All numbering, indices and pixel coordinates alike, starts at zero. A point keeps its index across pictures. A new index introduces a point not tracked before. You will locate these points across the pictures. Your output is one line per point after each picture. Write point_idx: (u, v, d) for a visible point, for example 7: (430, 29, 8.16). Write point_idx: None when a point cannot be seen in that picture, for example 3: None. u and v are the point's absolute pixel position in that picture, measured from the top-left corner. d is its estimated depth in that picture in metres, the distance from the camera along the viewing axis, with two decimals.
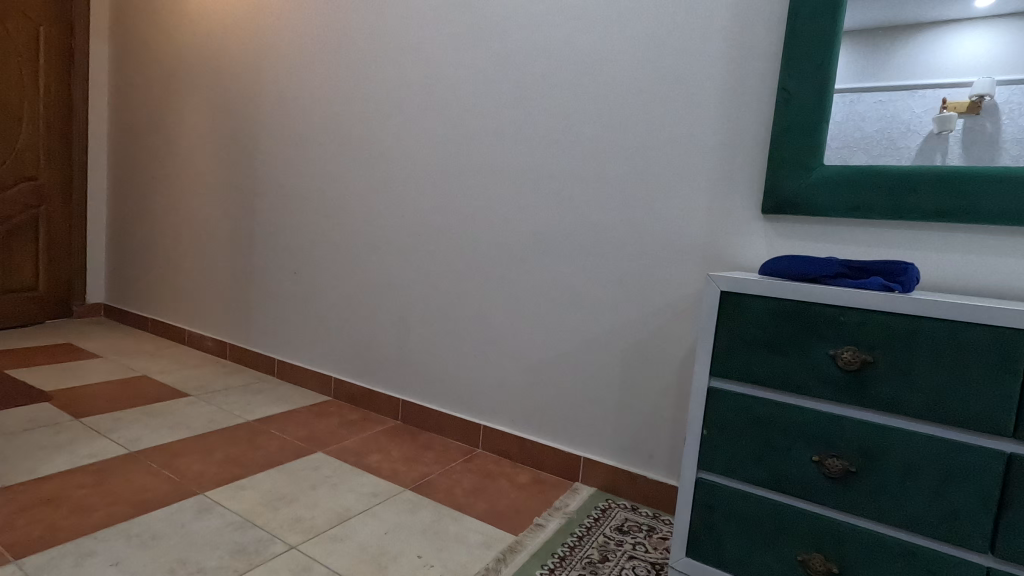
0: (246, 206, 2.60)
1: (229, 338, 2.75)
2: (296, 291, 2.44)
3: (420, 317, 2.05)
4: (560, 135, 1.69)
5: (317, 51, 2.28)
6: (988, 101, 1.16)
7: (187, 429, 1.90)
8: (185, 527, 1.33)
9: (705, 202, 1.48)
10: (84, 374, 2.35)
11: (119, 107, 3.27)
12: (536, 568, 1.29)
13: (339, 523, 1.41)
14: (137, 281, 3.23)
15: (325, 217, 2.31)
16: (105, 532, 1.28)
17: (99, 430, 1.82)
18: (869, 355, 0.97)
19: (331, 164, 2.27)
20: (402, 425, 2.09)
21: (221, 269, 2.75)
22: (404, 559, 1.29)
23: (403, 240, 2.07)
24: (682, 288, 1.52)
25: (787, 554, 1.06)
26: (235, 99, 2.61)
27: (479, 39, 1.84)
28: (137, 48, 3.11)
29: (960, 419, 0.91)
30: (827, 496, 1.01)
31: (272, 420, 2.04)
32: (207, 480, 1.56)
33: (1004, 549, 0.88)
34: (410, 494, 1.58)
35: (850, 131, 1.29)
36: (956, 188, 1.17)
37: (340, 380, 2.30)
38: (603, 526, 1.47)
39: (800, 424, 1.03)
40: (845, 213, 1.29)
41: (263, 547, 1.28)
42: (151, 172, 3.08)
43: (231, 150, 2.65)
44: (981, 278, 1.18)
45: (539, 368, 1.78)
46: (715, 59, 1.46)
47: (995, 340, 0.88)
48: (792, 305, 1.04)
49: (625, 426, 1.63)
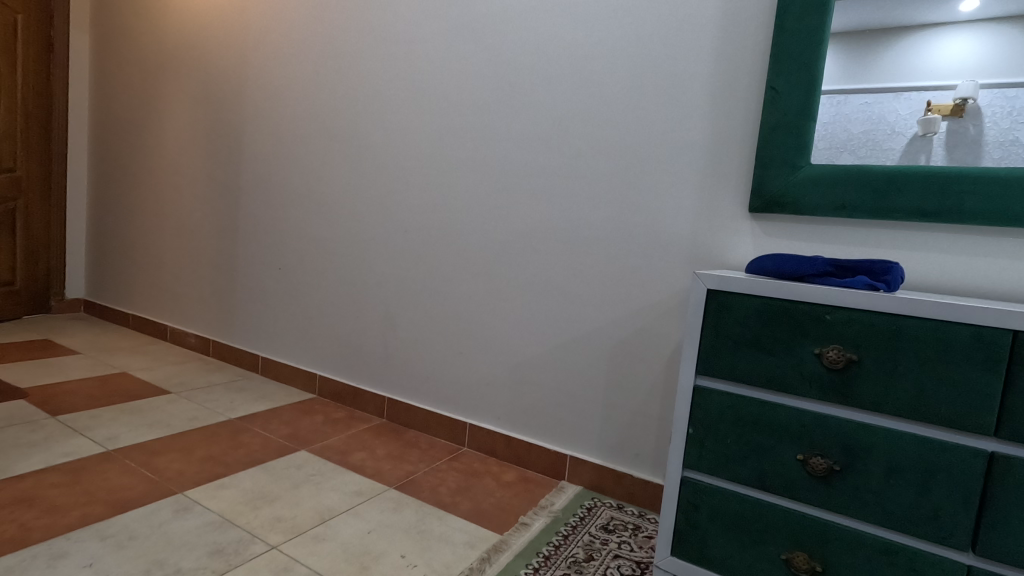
0: (230, 200, 2.56)
1: (212, 335, 2.71)
2: (280, 287, 2.41)
3: (406, 315, 2.03)
4: (549, 131, 1.68)
5: (303, 45, 2.24)
6: (972, 104, 1.17)
7: (166, 427, 1.86)
8: (163, 527, 1.30)
9: (693, 200, 1.48)
10: (61, 371, 2.29)
11: (100, 100, 3.20)
12: (521, 568, 1.27)
13: (321, 523, 1.38)
14: (119, 276, 3.17)
15: (310, 212, 2.28)
16: (79, 533, 1.25)
17: (75, 428, 1.78)
18: (854, 354, 0.97)
19: (317, 160, 2.24)
20: (387, 424, 2.07)
21: (204, 264, 2.70)
22: (387, 559, 1.27)
23: (388, 237, 2.05)
24: (669, 286, 1.52)
25: (771, 553, 1.05)
26: (220, 92, 2.56)
27: (467, 35, 1.81)
28: (118, 39, 3.04)
29: (944, 418, 0.91)
30: (811, 495, 1.01)
31: (255, 418, 2.01)
32: (186, 479, 1.53)
33: (986, 547, 0.88)
34: (394, 493, 1.56)
35: (837, 132, 1.29)
36: (940, 189, 1.17)
37: (324, 377, 2.28)
38: (589, 525, 1.46)
39: (785, 423, 1.03)
40: (832, 213, 1.29)
41: (242, 547, 1.25)
42: (133, 166, 3.02)
43: (216, 145, 2.61)
44: (965, 278, 1.18)
45: (526, 366, 1.77)
46: (703, 58, 1.45)
47: (978, 340, 0.88)
48: (779, 304, 1.04)
49: (611, 424, 1.63)
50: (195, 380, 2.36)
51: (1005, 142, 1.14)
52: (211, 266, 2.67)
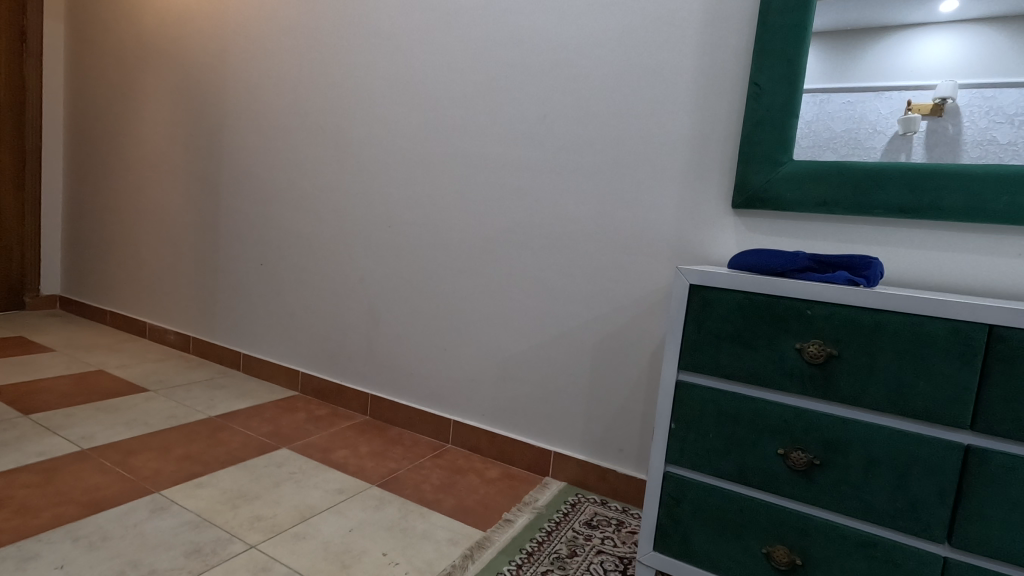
0: (209, 192, 2.52)
1: (192, 332, 2.66)
2: (261, 282, 2.37)
3: (390, 311, 2.01)
4: (532, 126, 1.67)
5: (284, 36, 2.20)
6: (951, 103, 1.18)
7: (143, 425, 1.82)
8: (138, 526, 1.28)
9: (676, 196, 1.48)
10: (35, 369, 2.24)
11: (75, 91, 3.13)
12: (503, 565, 1.27)
13: (301, 522, 1.36)
14: (96, 273, 3.10)
15: (292, 206, 2.24)
16: (50, 534, 1.22)
17: (48, 427, 1.74)
18: (834, 348, 0.98)
19: (299, 154, 2.21)
20: (371, 421, 2.05)
21: (183, 257, 2.66)
22: (369, 557, 1.26)
23: (371, 231, 2.03)
24: (652, 283, 1.52)
25: (753, 547, 1.06)
26: (200, 85, 2.51)
27: (451, 27, 1.80)
28: (94, 29, 2.97)
29: (921, 411, 0.92)
30: (792, 488, 1.02)
31: (235, 417, 1.97)
32: (163, 478, 1.50)
33: (962, 539, 0.89)
34: (376, 490, 1.55)
35: (820, 130, 1.30)
36: (920, 186, 1.18)
37: (306, 374, 2.25)
38: (573, 520, 1.46)
39: (766, 417, 1.04)
40: (813, 209, 1.30)
41: (219, 547, 1.23)
42: (109, 158, 2.96)
43: (195, 137, 2.56)
44: (943, 273, 1.20)
45: (510, 363, 1.76)
46: (687, 53, 1.45)
47: (955, 334, 0.89)
48: (761, 298, 1.04)
49: (595, 420, 1.62)
50: (174, 377, 2.31)
51: (983, 141, 1.15)
52: (191, 261, 2.63)
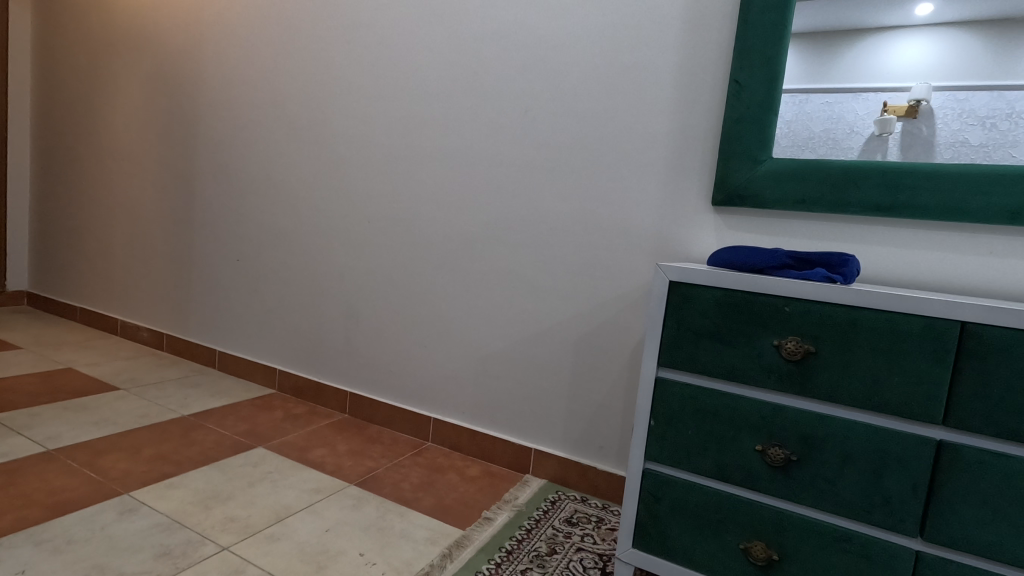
0: (183, 184, 2.46)
1: (166, 330, 2.60)
2: (237, 278, 2.32)
3: (369, 307, 1.98)
4: (514, 122, 1.66)
5: (260, 26, 2.15)
6: (925, 106, 1.19)
7: (113, 425, 1.77)
8: (106, 529, 1.24)
9: (657, 193, 1.48)
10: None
11: (44, 80, 3.03)
12: (482, 564, 1.26)
13: (277, 522, 1.34)
14: (65, 268, 3.01)
15: (268, 200, 2.20)
16: (12, 537, 1.18)
17: (11, 428, 1.67)
18: (811, 345, 0.98)
19: (276, 147, 2.16)
20: (349, 419, 2.02)
21: (157, 251, 2.59)
22: (345, 558, 1.24)
23: (350, 226, 2.00)
24: (633, 281, 1.52)
25: (731, 543, 1.06)
26: (175, 78, 2.45)
27: (432, 21, 1.77)
28: (63, 16, 2.88)
29: (895, 408, 0.93)
30: (770, 485, 1.02)
31: (209, 415, 1.93)
32: (133, 479, 1.46)
33: (933, 533, 0.90)
34: (354, 490, 1.53)
35: (799, 130, 1.30)
36: (895, 184, 1.20)
37: (283, 371, 2.21)
38: (553, 518, 1.46)
39: (744, 414, 1.04)
40: (792, 207, 1.30)
41: (191, 549, 1.20)
42: (79, 152, 2.88)
43: (168, 129, 2.50)
44: (917, 271, 1.22)
45: (490, 361, 1.74)
46: (669, 51, 1.45)
47: (929, 331, 0.90)
48: (740, 295, 1.04)
49: (576, 416, 1.62)
50: (146, 376, 2.26)
51: (956, 143, 1.17)
52: (164, 255, 2.56)
